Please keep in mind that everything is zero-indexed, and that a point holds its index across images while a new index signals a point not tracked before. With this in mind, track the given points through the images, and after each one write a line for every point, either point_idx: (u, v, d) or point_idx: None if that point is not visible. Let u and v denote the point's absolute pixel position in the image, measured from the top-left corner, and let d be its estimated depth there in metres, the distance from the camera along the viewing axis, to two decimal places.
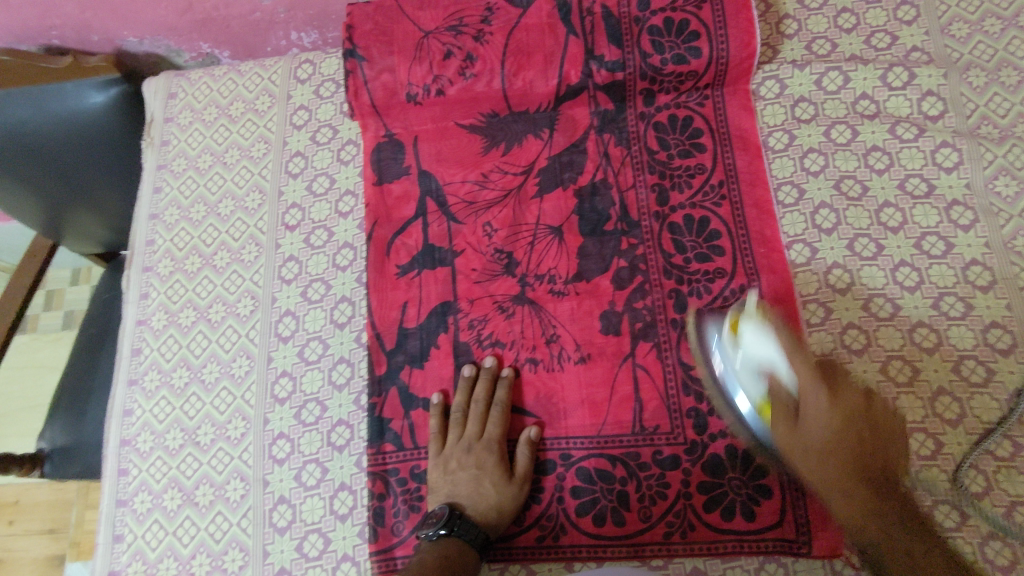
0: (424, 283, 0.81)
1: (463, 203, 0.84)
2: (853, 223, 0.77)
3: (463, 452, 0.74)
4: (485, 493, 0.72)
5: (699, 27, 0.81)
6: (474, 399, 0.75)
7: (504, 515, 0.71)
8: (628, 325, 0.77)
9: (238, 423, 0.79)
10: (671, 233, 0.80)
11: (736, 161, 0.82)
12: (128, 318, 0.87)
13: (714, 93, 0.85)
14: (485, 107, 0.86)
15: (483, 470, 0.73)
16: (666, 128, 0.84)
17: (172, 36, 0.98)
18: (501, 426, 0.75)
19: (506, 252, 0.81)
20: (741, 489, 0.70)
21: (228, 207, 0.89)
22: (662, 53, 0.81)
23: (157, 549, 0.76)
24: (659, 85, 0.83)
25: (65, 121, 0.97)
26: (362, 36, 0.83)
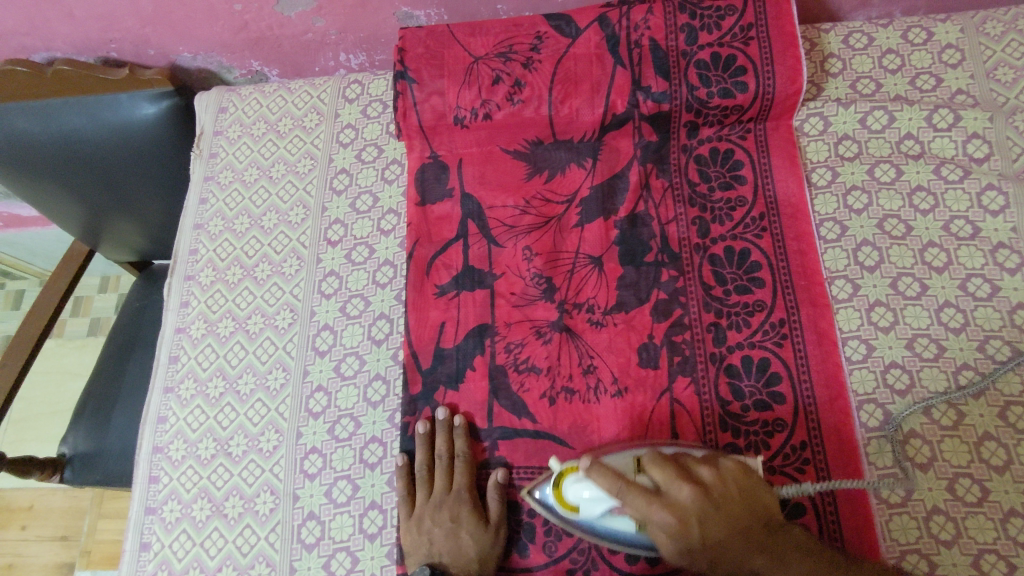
0: (462, 304, 0.81)
1: (505, 227, 0.85)
2: (896, 261, 0.77)
3: (436, 507, 0.73)
4: (464, 546, 0.71)
5: (746, 62, 0.81)
6: (436, 454, 0.75)
7: (487, 565, 0.71)
8: (666, 362, 0.76)
9: (271, 436, 0.79)
10: (710, 265, 0.80)
11: (777, 196, 0.82)
12: (168, 326, 0.87)
13: (757, 128, 0.85)
14: (530, 133, 0.87)
15: (458, 523, 0.72)
16: (707, 160, 0.85)
17: (225, 52, 1.00)
18: (467, 475, 0.74)
19: (546, 277, 0.81)
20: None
21: (272, 220, 0.90)
22: (708, 87, 0.82)
23: (183, 559, 0.75)
24: (703, 118, 0.84)
25: (116, 131, 1.00)
26: (414, 58, 0.85)
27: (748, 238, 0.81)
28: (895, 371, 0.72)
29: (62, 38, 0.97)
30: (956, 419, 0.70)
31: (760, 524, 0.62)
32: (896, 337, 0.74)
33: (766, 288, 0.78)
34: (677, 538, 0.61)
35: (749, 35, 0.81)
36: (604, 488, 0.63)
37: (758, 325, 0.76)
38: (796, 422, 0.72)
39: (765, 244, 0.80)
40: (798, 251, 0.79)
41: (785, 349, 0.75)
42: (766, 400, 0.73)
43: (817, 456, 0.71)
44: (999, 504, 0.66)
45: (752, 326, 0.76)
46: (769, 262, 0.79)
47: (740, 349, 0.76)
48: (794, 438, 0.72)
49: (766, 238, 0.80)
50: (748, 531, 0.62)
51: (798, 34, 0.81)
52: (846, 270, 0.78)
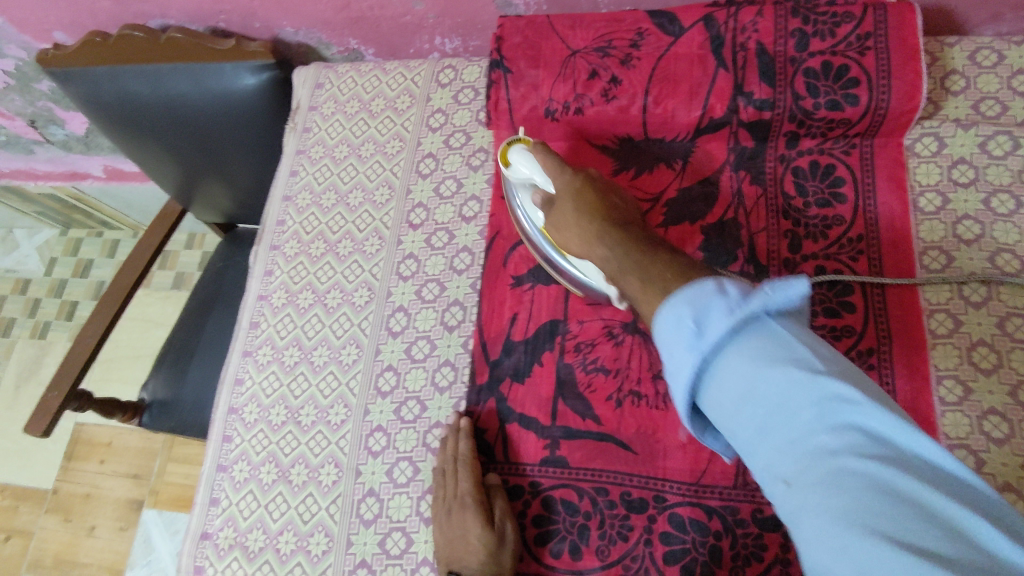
0: (537, 298, 0.81)
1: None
2: (1006, 299, 0.72)
3: (448, 512, 0.72)
4: (473, 550, 0.69)
5: (860, 74, 0.76)
6: (444, 458, 0.74)
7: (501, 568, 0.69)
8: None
9: (339, 409, 0.81)
10: (798, 282, 0.77)
11: (879, 217, 0.78)
12: (251, 292, 0.91)
13: (863, 144, 0.81)
14: (621, 130, 0.85)
15: (466, 528, 0.69)
16: (806, 173, 0.81)
17: (325, 30, 1.02)
18: (474, 476, 0.72)
19: None
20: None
21: (357, 198, 0.92)
22: (815, 98, 0.78)
23: (248, 518, 0.78)
24: (806, 129, 0.80)
25: (218, 97, 1.04)
26: (510, 48, 0.84)
27: (843, 259, 0.77)
28: (994, 418, 0.68)
29: (176, 7, 1.02)
30: None
31: (634, 221, 0.65)
32: (998, 382, 0.69)
33: (857, 313, 0.74)
34: (575, 193, 0.69)
35: (865, 45, 0.76)
36: (540, 165, 0.73)
37: (844, 352, 0.73)
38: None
39: (860, 268, 0.76)
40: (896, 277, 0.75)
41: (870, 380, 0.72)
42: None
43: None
44: None
45: (838, 352, 0.73)
46: (864, 286, 0.75)
47: None
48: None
49: (862, 262, 0.76)
50: (620, 229, 0.63)
51: (921, 48, 0.75)
52: (948, 304, 0.73)
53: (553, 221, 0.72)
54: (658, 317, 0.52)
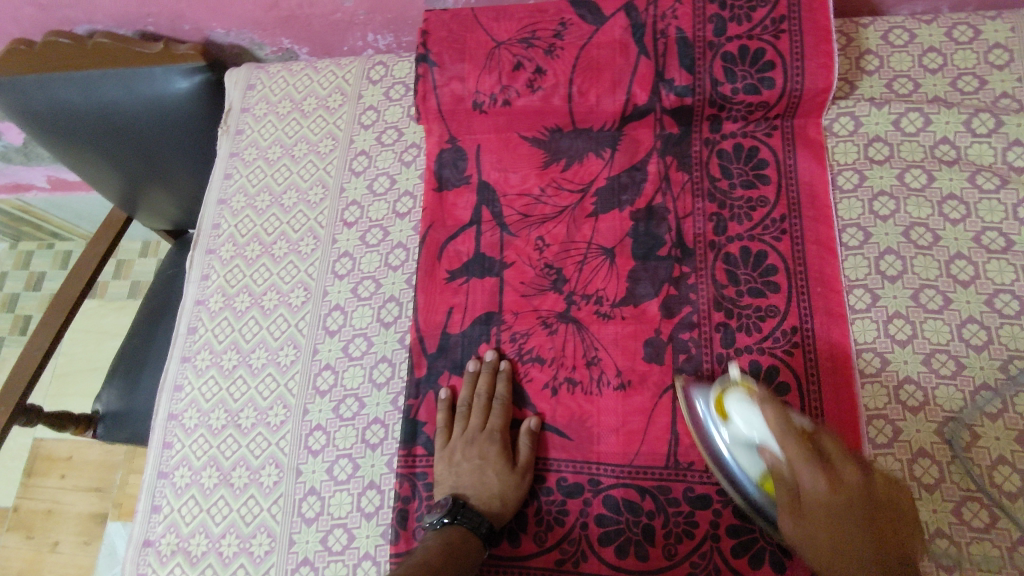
0: (471, 290, 0.81)
1: (519, 216, 0.84)
2: (920, 272, 0.74)
3: (468, 443, 0.74)
4: (490, 482, 0.72)
5: (775, 57, 0.78)
6: (477, 392, 0.76)
7: (508, 505, 0.71)
8: (672, 356, 0.75)
9: (279, 411, 0.81)
10: (724, 263, 0.78)
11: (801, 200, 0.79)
12: (188, 298, 0.90)
13: (784, 127, 0.82)
14: (550, 120, 0.85)
15: (486, 461, 0.73)
16: (730, 156, 0.82)
17: (257, 30, 1.02)
18: (503, 417, 0.75)
19: (556, 268, 0.81)
20: (773, 536, 0.68)
21: (291, 199, 0.92)
22: (733, 82, 0.79)
23: (190, 523, 0.78)
24: (727, 113, 0.82)
25: (151, 103, 1.03)
26: (437, 42, 0.85)
27: (767, 239, 0.78)
28: (909, 387, 0.70)
29: (102, 12, 1.00)
30: (970, 440, 0.67)
31: (902, 542, 0.59)
32: (913, 352, 0.71)
33: (781, 292, 0.75)
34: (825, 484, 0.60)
35: (780, 28, 0.78)
36: (772, 431, 0.62)
37: (768, 331, 0.74)
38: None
39: (784, 247, 0.77)
40: (817, 257, 0.76)
41: (796, 357, 0.73)
42: None
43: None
44: (1008, 534, 0.64)
45: (763, 331, 0.74)
46: (787, 266, 0.76)
47: (748, 353, 0.74)
48: None
49: (785, 242, 0.77)
50: (887, 531, 0.59)
51: (832, 28, 0.78)
52: (865, 279, 0.75)
53: (790, 459, 0.61)
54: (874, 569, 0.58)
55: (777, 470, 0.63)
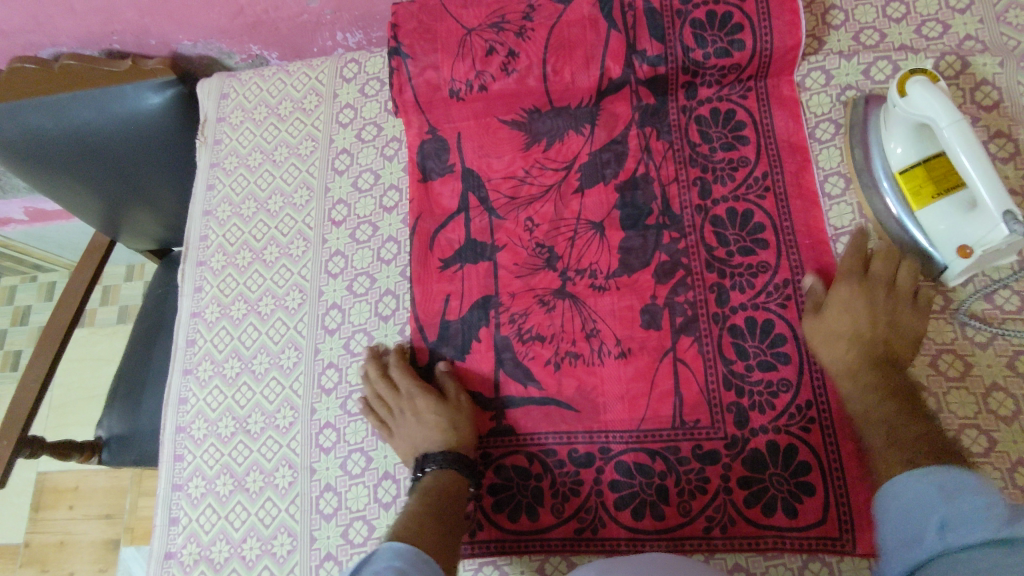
0: (466, 276, 0.82)
1: (506, 199, 0.84)
2: None
3: (400, 414, 0.76)
4: (434, 425, 0.74)
5: (743, 19, 0.79)
6: (376, 376, 0.78)
7: (461, 428, 0.75)
8: (669, 320, 0.76)
9: (287, 412, 0.81)
10: (713, 226, 0.79)
11: (781, 155, 0.80)
12: (183, 311, 0.90)
13: (758, 87, 0.83)
14: (527, 101, 0.85)
15: (422, 413, 0.75)
16: (708, 121, 0.83)
17: (224, 39, 1.02)
18: (405, 374, 0.78)
19: (547, 247, 0.81)
20: (783, 486, 0.69)
21: (277, 203, 0.92)
22: (704, 48, 0.80)
23: (210, 532, 0.79)
24: (701, 79, 0.82)
25: (124, 122, 1.02)
26: (407, 34, 0.84)
27: (751, 199, 0.79)
28: None
29: (66, 33, 1.00)
30: (963, 370, 0.69)
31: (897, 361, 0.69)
32: None
33: (770, 249, 0.77)
34: (877, 366, 0.68)
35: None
36: (947, 113, 0.64)
37: (761, 287, 0.76)
38: (802, 379, 0.72)
39: (768, 204, 0.78)
40: (802, 210, 0.78)
41: (789, 309, 0.74)
42: (770, 360, 0.73)
43: (823, 414, 0.70)
44: (1007, 456, 0.66)
45: (756, 288, 0.76)
46: (774, 222, 0.78)
47: (742, 310, 0.75)
48: (800, 397, 0.71)
49: (769, 198, 0.79)
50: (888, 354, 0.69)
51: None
52: (851, 225, 0.77)
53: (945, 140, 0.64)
54: (845, 312, 0.70)
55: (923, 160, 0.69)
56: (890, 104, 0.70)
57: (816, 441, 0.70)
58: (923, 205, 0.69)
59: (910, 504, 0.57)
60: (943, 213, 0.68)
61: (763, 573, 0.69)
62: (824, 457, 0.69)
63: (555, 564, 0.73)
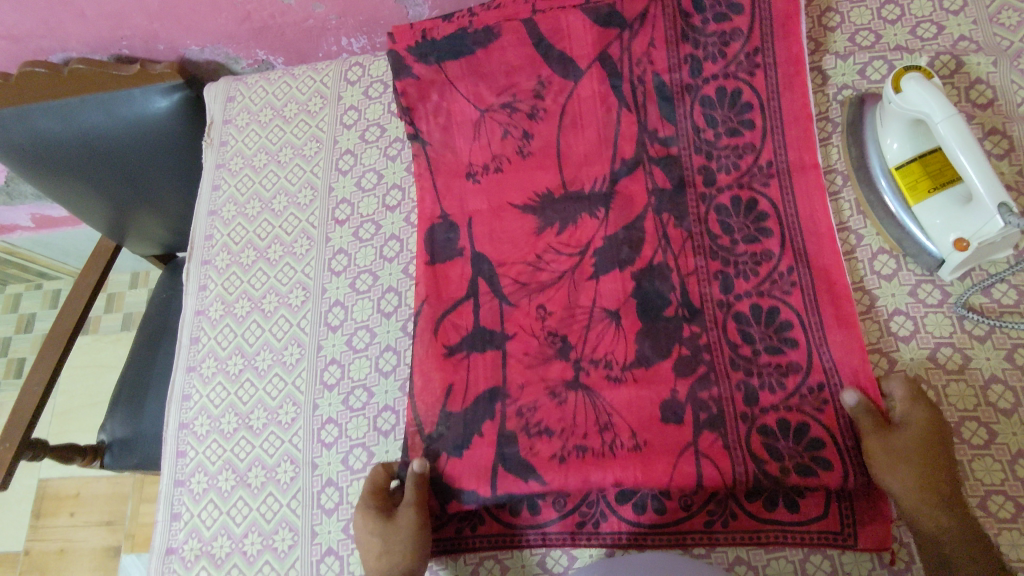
0: (472, 364, 0.76)
1: (517, 283, 0.79)
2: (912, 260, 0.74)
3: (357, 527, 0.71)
4: (372, 546, 0.68)
5: (752, 97, 0.80)
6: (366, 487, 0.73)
7: (395, 556, 0.68)
8: (691, 414, 0.70)
9: (289, 408, 0.82)
10: (735, 322, 0.74)
11: (805, 246, 0.75)
12: (188, 309, 0.91)
13: (780, 172, 0.78)
14: (539, 184, 0.83)
15: (362, 530, 0.70)
16: (728, 210, 0.78)
17: (231, 44, 1.03)
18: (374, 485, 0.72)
19: (561, 336, 0.76)
20: (796, 460, 0.67)
21: (281, 203, 0.93)
22: (714, 127, 0.80)
23: (211, 527, 0.79)
24: (717, 161, 0.80)
25: (132, 125, 1.04)
26: (421, 119, 0.86)
27: (776, 293, 0.74)
28: (899, 318, 0.72)
29: (76, 39, 1.02)
30: (962, 362, 0.69)
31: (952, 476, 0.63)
32: (898, 284, 0.74)
33: (800, 348, 0.71)
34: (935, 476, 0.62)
35: (754, 63, 0.80)
36: (943, 106, 0.65)
37: (776, 321, 0.73)
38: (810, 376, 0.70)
39: (795, 300, 0.73)
40: (831, 302, 0.72)
41: (793, 296, 0.73)
42: (778, 346, 0.72)
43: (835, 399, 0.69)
44: (1007, 447, 0.66)
45: (787, 388, 0.70)
46: (802, 321, 0.72)
47: (747, 298, 0.74)
48: (811, 379, 0.70)
49: (797, 293, 0.73)
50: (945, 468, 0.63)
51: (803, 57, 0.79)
52: (849, 221, 0.77)
53: (939, 139, 0.65)
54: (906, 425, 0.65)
55: (917, 156, 0.70)
56: (885, 102, 0.71)
57: (828, 421, 0.68)
58: (919, 199, 0.70)
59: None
60: (940, 207, 0.69)
61: (764, 566, 0.69)
62: (838, 438, 0.68)
63: (555, 559, 0.73)
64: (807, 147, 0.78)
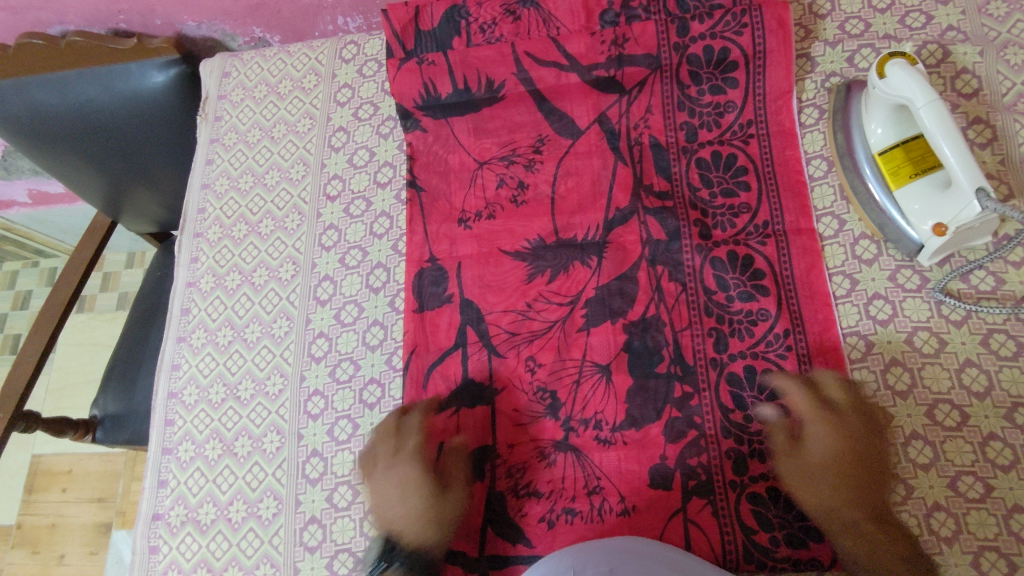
0: (461, 422, 0.77)
1: (506, 334, 0.79)
2: (895, 254, 0.75)
3: (388, 469, 0.71)
4: (415, 509, 0.69)
5: (747, 162, 0.81)
6: (405, 430, 0.73)
7: (442, 530, 0.69)
8: (680, 481, 0.71)
9: (276, 379, 0.83)
10: (728, 384, 0.73)
11: (802, 310, 0.74)
12: (179, 281, 0.92)
13: (776, 234, 0.78)
14: (533, 231, 0.83)
15: (408, 484, 0.70)
16: (724, 265, 0.77)
17: (228, 20, 1.04)
18: (418, 440, 0.72)
19: (550, 392, 0.76)
20: (786, 529, 0.68)
21: (274, 178, 0.94)
22: (710, 187, 0.81)
23: (197, 494, 0.80)
24: (712, 219, 0.80)
25: (127, 100, 1.04)
26: (421, 169, 0.88)
27: (771, 356, 0.73)
28: (878, 302, 0.73)
29: (74, 12, 1.02)
30: (938, 347, 0.70)
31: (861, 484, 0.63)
32: (879, 269, 0.75)
33: None
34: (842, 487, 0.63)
35: (748, 134, 0.82)
36: (926, 91, 0.66)
37: (761, 336, 0.74)
38: None
39: (789, 365, 0.72)
40: (825, 366, 0.72)
41: (789, 361, 0.73)
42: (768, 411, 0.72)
43: None
44: (979, 429, 0.67)
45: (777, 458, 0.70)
46: None
47: (722, 278, 0.77)
48: None
49: (791, 359, 0.72)
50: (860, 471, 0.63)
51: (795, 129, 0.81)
52: (833, 206, 0.78)
53: (921, 124, 0.66)
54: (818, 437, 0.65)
55: (901, 141, 0.71)
56: (870, 88, 0.72)
57: None
58: (901, 184, 0.71)
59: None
60: (919, 192, 0.70)
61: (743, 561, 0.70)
62: None
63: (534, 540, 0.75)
64: (803, 213, 0.78)
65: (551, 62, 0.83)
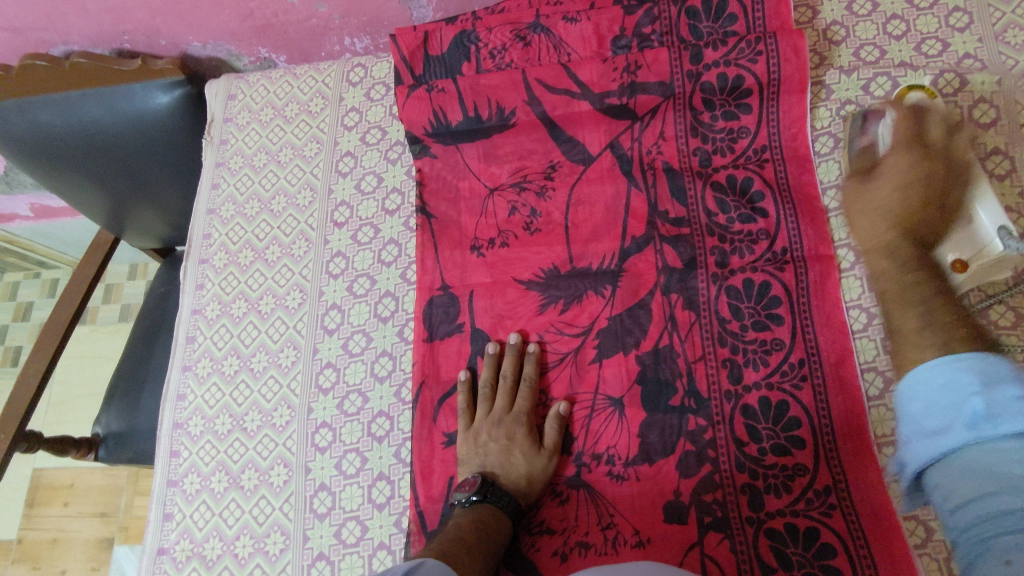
0: None
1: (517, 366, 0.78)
2: None
3: (493, 424, 0.75)
4: (516, 462, 0.73)
5: (763, 186, 0.79)
6: (502, 373, 0.77)
7: (534, 485, 0.73)
8: (695, 516, 0.70)
9: (284, 411, 0.82)
10: (743, 417, 0.72)
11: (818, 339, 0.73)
12: (184, 307, 0.91)
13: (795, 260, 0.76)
14: (544, 260, 0.82)
15: (513, 441, 0.74)
16: (741, 293, 0.76)
17: (233, 41, 1.03)
18: (529, 399, 0.76)
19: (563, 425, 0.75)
20: (805, 568, 0.65)
21: (281, 204, 0.93)
22: (727, 212, 0.79)
23: (203, 528, 0.79)
24: (730, 244, 0.78)
25: (131, 120, 1.03)
26: (431, 195, 0.87)
27: (786, 387, 0.72)
28: None
29: (78, 32, 1.01)
30: None
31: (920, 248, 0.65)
32: None
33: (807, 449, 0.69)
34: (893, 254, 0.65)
35: (763, 159, 0.81)
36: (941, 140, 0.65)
37: (776, 365, 0.73)
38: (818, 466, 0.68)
39: (805, 396, 0.71)
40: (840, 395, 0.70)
41: (804, 391, 0.71)
42: (784, 444, 0.70)
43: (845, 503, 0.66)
44: None
45: (793, 493, 0.68)
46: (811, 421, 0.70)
47: (738, 305, 0.76)
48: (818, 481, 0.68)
49: (807, 389, 0.71)
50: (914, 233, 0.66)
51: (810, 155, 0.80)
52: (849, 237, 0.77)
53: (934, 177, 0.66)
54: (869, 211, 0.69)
55: None
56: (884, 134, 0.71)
57: (838, 526, 0.65)
58: None
59: (926, 391, 0.55)
60: None
61: None
62: (849, 542, 0.65)
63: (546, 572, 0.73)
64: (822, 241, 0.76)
65: (563, 88, 0.82)
